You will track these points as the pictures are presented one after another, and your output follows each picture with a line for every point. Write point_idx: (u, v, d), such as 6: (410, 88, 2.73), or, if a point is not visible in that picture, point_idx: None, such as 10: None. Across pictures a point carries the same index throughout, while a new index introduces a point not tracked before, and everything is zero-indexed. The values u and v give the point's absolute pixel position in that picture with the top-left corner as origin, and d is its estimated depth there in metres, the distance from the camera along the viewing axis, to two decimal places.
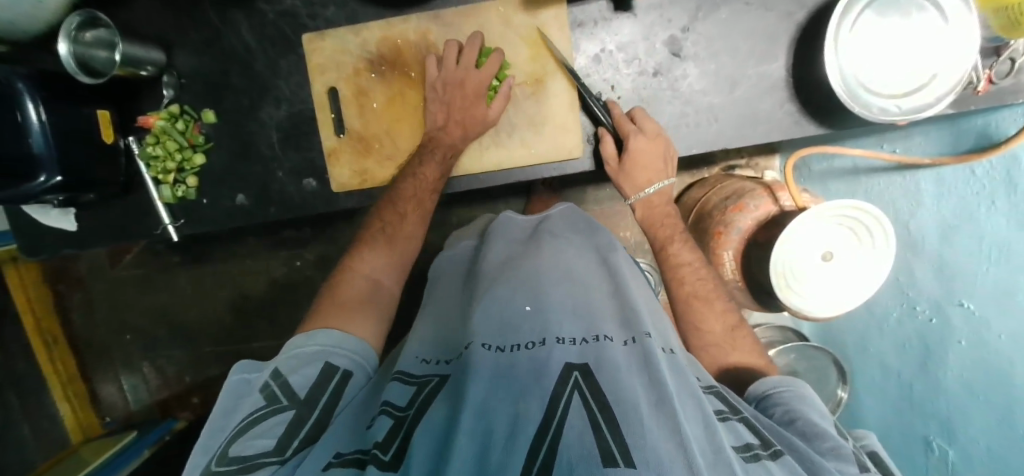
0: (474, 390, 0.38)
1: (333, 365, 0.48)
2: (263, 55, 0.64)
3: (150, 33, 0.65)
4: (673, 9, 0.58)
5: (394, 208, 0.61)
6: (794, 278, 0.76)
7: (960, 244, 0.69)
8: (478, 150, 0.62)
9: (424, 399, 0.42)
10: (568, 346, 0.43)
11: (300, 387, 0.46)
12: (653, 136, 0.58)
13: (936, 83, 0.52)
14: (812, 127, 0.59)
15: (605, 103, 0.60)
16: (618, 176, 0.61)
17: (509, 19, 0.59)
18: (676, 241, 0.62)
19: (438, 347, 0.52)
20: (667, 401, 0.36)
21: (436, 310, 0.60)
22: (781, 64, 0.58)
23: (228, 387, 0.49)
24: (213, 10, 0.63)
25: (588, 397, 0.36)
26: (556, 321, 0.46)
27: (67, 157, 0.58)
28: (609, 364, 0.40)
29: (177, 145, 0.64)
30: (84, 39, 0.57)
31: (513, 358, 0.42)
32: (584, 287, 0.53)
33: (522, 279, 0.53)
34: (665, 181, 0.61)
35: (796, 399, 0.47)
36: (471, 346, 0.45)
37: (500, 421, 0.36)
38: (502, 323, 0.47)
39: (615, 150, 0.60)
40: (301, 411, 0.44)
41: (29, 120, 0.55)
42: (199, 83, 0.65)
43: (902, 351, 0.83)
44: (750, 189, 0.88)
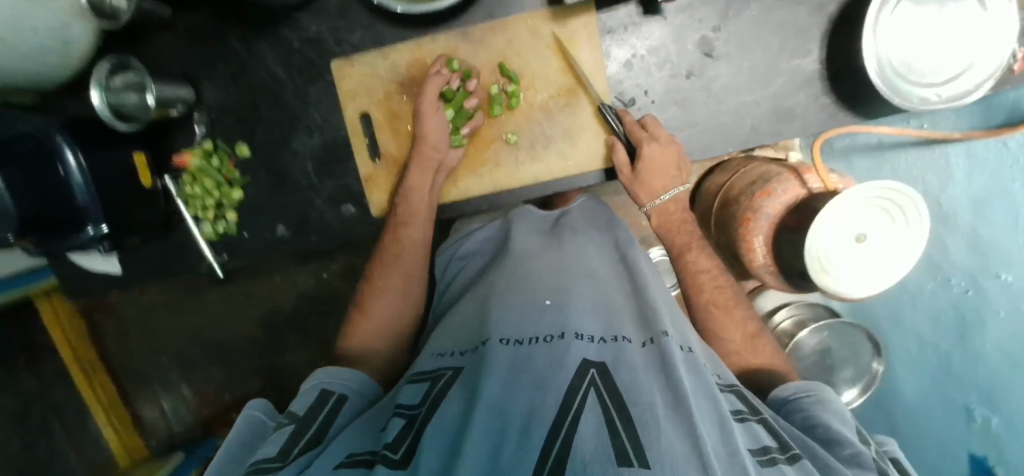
0: (489, 385, 0.37)
1: (329, 389, 0.48)
2: (292, 84, 0.63)
3: (176, 69, 0.65)
4: (703, 10, 0.58)
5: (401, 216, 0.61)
6: (828, 263, 0.76)
7: (997, 220, 0.74)
8: (512, 166, 0.62)
9: (436, 394, 0.42)
10: (586, 343, 0.41)
11: (300, 407, 0.46)
12: (666, 142, 0.57)
13: (973, 71, 0.52)
14: (847, 118, 0.59)
15: (615, 110, 0.59)
16: (631, 183, 0.59)
17: (537, 30, 0.59)
18: (693, 248, 0.60)
19: (462, 336, 0.50)
20: (684, 402, 0.34)
21: (456, 308, 0.58)
22: (814, 57, 0.58)
23: (245, 419, 0.49)
24: (237, 41, 0.63)
25: (603, 393, 0.34)
26: (576, 317, 0.44)
27: (109, 204, 0.59)
28: (625, 364, 0.38)
29: (215, 182, 0.65)
30: (115, 85, 0.56)
31: (530, 353, 0.41)
32: (603, 286, 0.52)
33: (542, 276, 0.52)
34: (682, 186, 0.59)
35: (817, 404, 0.46)
36: (488, 343, 0.44)
37: (515, 416, 0.34)
38: (521, 318, 0.46)
39: (626, 159, 0.59)
40: (301, 424, 0.44)
41: (70, 172, 0.55)
42: (230, 116, 0.65)
43: (938, 325, 0.84)
44: (777, 172, 0.87)
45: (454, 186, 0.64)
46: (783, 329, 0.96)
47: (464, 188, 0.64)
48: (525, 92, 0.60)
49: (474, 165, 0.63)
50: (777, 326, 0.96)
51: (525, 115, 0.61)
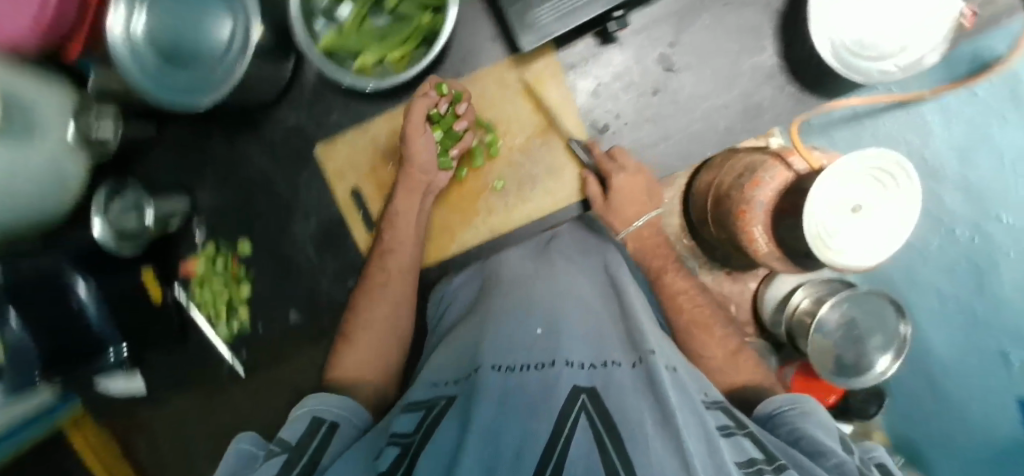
0: (481, 413, 0.35)
1: (319, 417, 0.44)
2: (281, 175, 0.66)
3: (171, 181, 0.68)
4: (656, 30, 0.60)
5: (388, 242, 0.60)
6: (829, 236, 0.77)
7: (983, 163, 0.77)
8: (504, 211, 0.64)
9: (431, 423, 0.40)
10: (576, 369, 0.39)
11: (291, 436, 0.41)
12: (635, 171, 0.59)
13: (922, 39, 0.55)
14: (815, 102, 0.61)
15: (586, 144, 0.61)
16: (605, 213, 0.61)
17: (504, 79, 0.62)
18: (669, 269, 0.62)
19: (453, 368, 0.48)
20: (672, 418, 0.33)
21: (442, 344, 0.56)
22: (770, 52, 0.60)
23: (228, 460, 0.42)
24: (224, 145, 0.66)
25: (595, 419, 0.33)
26: (567, 345, 0.43)
27: (124, 323, 0.63)
28: (616, 387, 0.37)
29: (225, 282, 0.67)
30: (112, 207, 0.59)
31: (522, 378, 0.39)
32: (594, 310, 0.50)
33: (528, 301, 0.51)
34: (651, 213, 0.61)
35: (799, 414, 0.44)
36: (479, 370, 0.42)
37: (508, 443, 0.33)
38: (512, 345, 0.45)
39: (598, 189, 0.61)
40: (293, 455, 0.39)
41: (82, 304, 0.59)
42: (227, 216, 0.68)
43: (955, 279, 0.83)
44: (761, 161, 0.90)
45: (452, 240, 0.65)
46: (803, 309, 0.97)
47: (462, 239, 0.65)
48: (501, 139, 0.62)
49: (468, 216, 0.65)
50: (795, 307, 0.98)
51: (507, 160, 0.63)
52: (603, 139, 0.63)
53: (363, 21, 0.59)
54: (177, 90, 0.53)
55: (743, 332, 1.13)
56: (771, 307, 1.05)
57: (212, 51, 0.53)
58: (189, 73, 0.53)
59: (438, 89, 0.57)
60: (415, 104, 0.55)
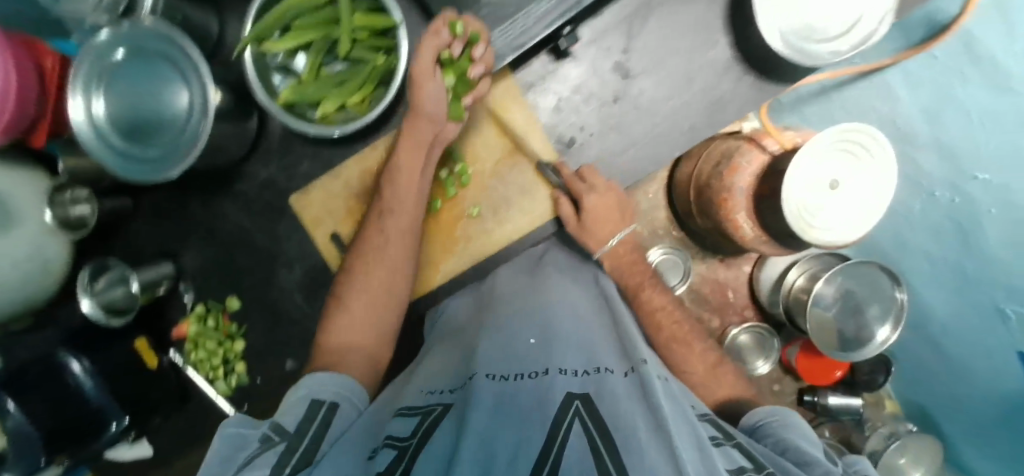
0: (475, 420, 0.37)
1: (318, 401, 0.45)
2: (261, 228, 0.66)
3: (154, 248, 0.69)
4: (608, 38, 0.61)
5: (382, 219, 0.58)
6: (810, 213, 0.78)
7: (949, 125, 0.76)
8: (484, 236, 0.64)
9: (428, 427, 0.41)
10: (570, 376, 0.42)
11: (290, 424, 0.42)
12: (605, 190, 0.60)
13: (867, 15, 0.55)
14: (774, 88, 0.62)
15: (553, 165, 0.62)
16: (580, 233, 0.62)
17: (468, 108, 0.62)
18: (647, 285, 0.62)
19: (447, 377, 0.50)
20: (663, 424, 0.35)
21: (432, 354, 0.58)
22: (723, 45, 0.61)
23: (222, 438, 0.42)
24: (202, 207, 0.67)
25: (589, 424, 0.35)
26: (560, 354, 0.46)
27: (123, 395, 0.63)
28: (608, 393, 0.39)
29: (216, 342, 0.67)
30: (99, 285, 0.61)
31: (516, 387, 0.42)
32: (586, 322, 0.53)
33: (522, 316, 0.54)
34: (624, 230, 0.62)
35: (784, 429, 0.46)
36: (475, 378, 0.45)
37: (504, 449, 0.35)
38: (507, 355, 0.48)
39: (571, 210, 0.61)
40: (292, 443, 0.39)
41: (80, 380, 0.59)
42: (212, 275, 0.68)
43: (939, 238, 0.88)
44: (736, 147, 0.91)
45: (437, 270, 0.66)
46: (798, 287, 0.98)
47: (446, 269, 0.65)
48: (472, 167, 0.63)
49: (449, 246, 0.65)
50: (791, 286, 0.98)
51: (480, 186, 0.63)
52: (570, 156, 0.63)
53: (320, 70, 0.60)
54: (148, 165, 0.54)
55: (743, 315, 1.13)
56: (767, 287, 1.05)
57: (177, 119, 0.54)
58: (157, 146, 0.54)
59: (450, 28, 0.50)
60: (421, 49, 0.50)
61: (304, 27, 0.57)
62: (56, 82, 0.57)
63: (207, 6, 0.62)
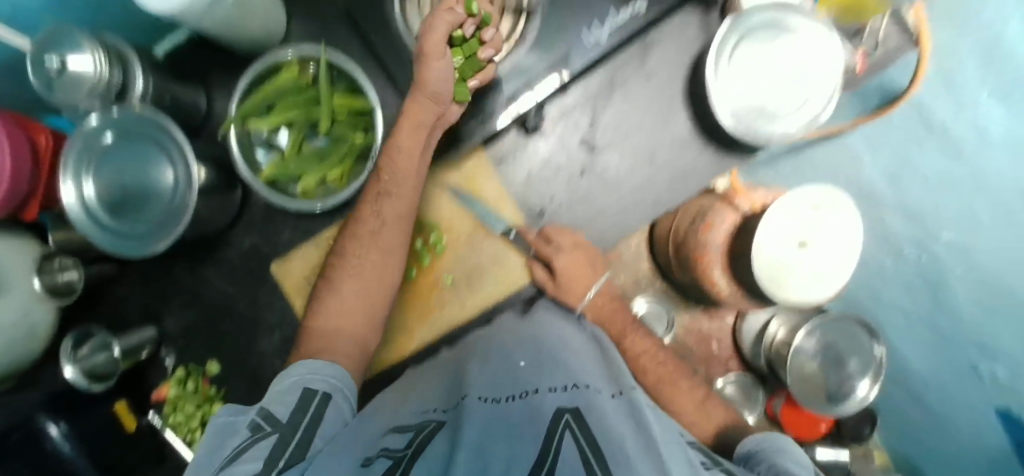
0: (469, 435, 0.40)
1: (311, 390, 0.51)
2: (243, 295, 0.69)
3: (139, 312, 0.72)
4: (575, 115, 0.64)
5: (365, 236, 0.59)
6: (784, 269, 0.81)
7: (912, 187, 0.80)
8: (458, 303, 0.67)
9: (421, 440, 0.44)
10: (558, 393, 0.46)
11: (281, 415, 0.47)
12: (573, 248, 0.62)
13: (815, 93, 0.58)
14: (734, 160, 0.65)
15: (519, 231, 0.65)
16: (557, 291, 0.65)
17: (441, 181, 0.65)
18: (628, 332, 0.65)
19: (439, 398, 0.54)
20: (652, 445, 0.38)
21: (428, 374, 0.61)
22: (683, 121, 0.64)
23: (213, 429, 0.48)
24: (187, 274, 0.70)
25: (579, 434, 0.38)
26: (547, 375, 0.50)
27: (101, 458, 0.63)
28: (597, 409, 0.42)
29: (194, 404, 0.69)
30: (82, 351, 0.63)
31: (507, 407, 0.46)
32: (575, 351, 0.55)
33: (514, 343, 0.58)
34: (597, 282, 0.65)
35: (778, 453, 0.47)
36: (467, 399, 0.48)
37: (494, 459, 0.37)
38: (500, 380, 0.51)
39: (546, 273, 0.65)
40: (285, 434, 0.45)
41: (57, 444, 0.59)
42: (196, 338, 0.71)
43: (910, 291, 0.90)
44: (709, 206, 0.94)
45: (414, 337, 0.68)
46: (780, 340, 0.99)
47: (422, 335, 0.68)
48: (445, 237, 0.66)
49: (426, 313, 0.67)
50: (772, 339, 1.01)
51: (454, 256, 0.66)
52: (541, 223, 0.66)
53: (302, 144, 0.63)
54: (134, 241, 0.57)
55: (727, 367, 1.14)
56: (750, 337, 1.07)
57: (162, 194, 0.57)
58: (145, 221, 0.57)
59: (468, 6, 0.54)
60: (439, 18, 0.50)
61: (286, 107, 0.60)
62: (48, 160, 0.60)
63: (194, 82, 0.65)
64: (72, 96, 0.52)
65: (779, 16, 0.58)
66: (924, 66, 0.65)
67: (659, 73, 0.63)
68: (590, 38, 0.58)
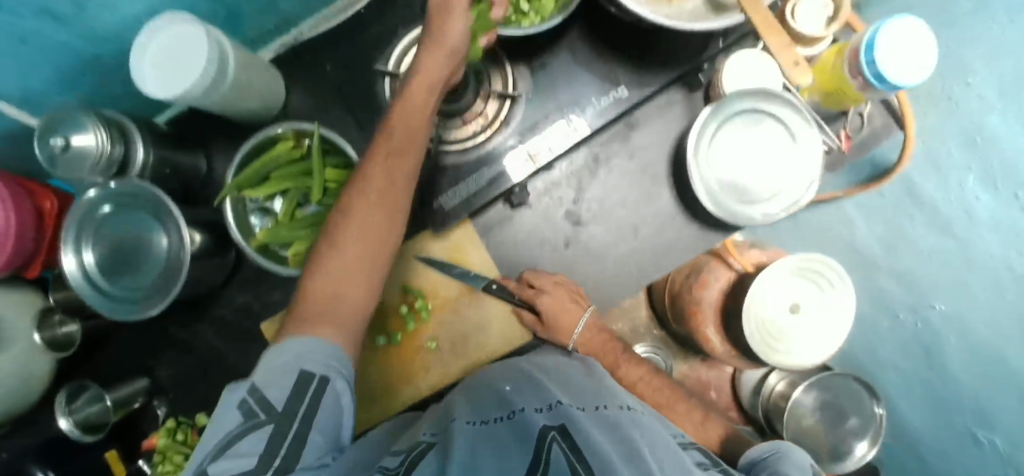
0: (458, 450, 0.41)
1: (306, 376, 0.41)
2: (234, 351, 0.72)
3: (132, 363, 0.74)
4: (560, 189, 0.66)
5: (367, 195, 0.50)
6: (777, 339, 0.81)
7: (905, 256, 0.80)
8: (441, 367, 0.67)
9: (414, 459, 0.42)
10: (541, 411, 0.47)
11: (278, 400, 0.40)
12: (553, 287, 0.62)
13: (802, 158, 0.59)
14: (718, 237, 0.65)
15: (499, 283, 0.65)
16: (548, 330, 0.64)
17: (426, 249, 0.67)
18: (620, 362, 0.70)
19: (435, 422, 0.52)
20: (637, 456, 0.39)
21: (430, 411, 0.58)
22: (667, 198, 0.66)
23: (223, 404, 0.42)
24: (181, 329, 0.72)
25: (566, 447, 0.39)
26: (532, 397, 0.50)
27: None
28: (580, 424, 0.43)
29: (182, 454, 0.68)
30: (77, 404, 0.65)
31: (492, 428, 0.46)
32: (564, 377, 0.56)
33: (500, 375, 0.59)
34: (585, 315, 0.63)
35: (779, 463, 0.48)
36: (455, 424, 0.48)
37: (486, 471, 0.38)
38: (486, 406, 0.52)
39: (534, 316, 0.64)
40: (282, 424, 0.39)
41: None
42: (186, 391, 0.73)
43: (906, 355, 0.86)
44: (704, 261, 0.94)
45: (398, 399, 0.68)
46: (779, 392, 0.97)
47: (405, 396, 0.68)
48: (430, 302, 0.67)
49: (410, 376, 0.68)
50: (771, 390, 0.98)
51: (439, 321, 0.67)
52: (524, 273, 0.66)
53: (294, 212, 0.66)
54: (126, 304, 0.58)
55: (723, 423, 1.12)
56: (750, 387, 1.04)
57: (158, 261, 0.59)
58: (138, 287, 0.59)
59: None
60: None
61: (280, 177, 0.64)
62: (53, 221, 0.64)
63: (195, 149, 0.68)
64: (75, 171, 0.55)
65: (762, 102, 0.59)
66: (908, 152, 0.67)
67: (645, 150, 0.66)
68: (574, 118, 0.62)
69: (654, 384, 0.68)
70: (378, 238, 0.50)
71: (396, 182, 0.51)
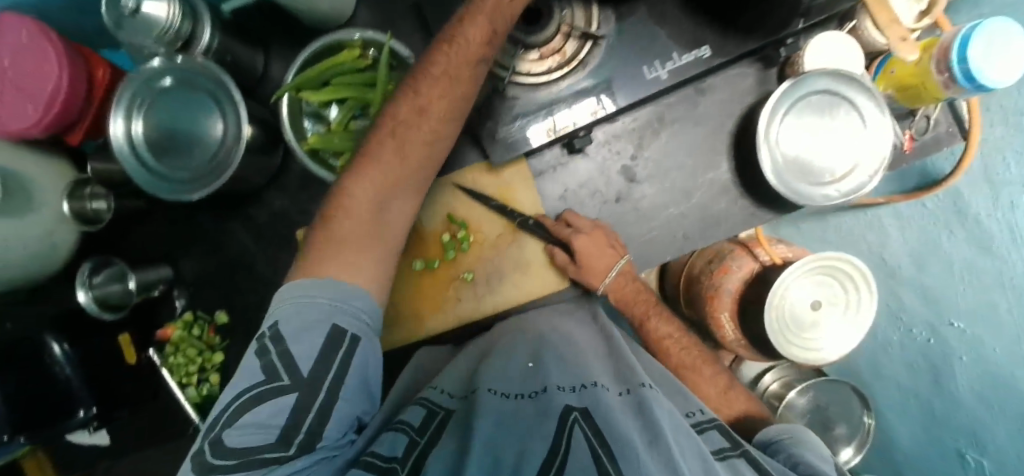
0: (483, 427, 0.41)
1: (340, 328, 0.46)
2: (263, 254, 0.72)
3: (159, 251, 0.74)
4: (619, 143, 0.66)
5: (416, 125, 0.54)
6: (794, 333, 0.83)
7: (931, 271, 0.81)
8: (473, 302, 0.67)
9: (435, 427, 0.45)
10: (568, 392, 0.45)
11: (302, 365, 0.43)
12: (591, 229, 0.63)
13: (868, 134, 0.59)
14: (767, 216, 0.65)
15: (536, 219, 0.66)
16: (579, 273, 0.64)
17: (479, 181, 0.67)
18: (651, 314, 0.70)
19: (463, 383, 0.54)
20: (661, 440, 0.37)
21: (460, 358, 0.60)
22: (724, 169, 0.65)
23: (254, 353, 0.46)
24: (214, 225, 0.72)
25: (588, 430, 0.38)
26: (553, 373, 0.49)
27: (94, 381, 0.66)
28: (604, 406, 0.41)
29: (197, 350, 0.70)
30: (97, 280, 0.64)
31: (514, 404, 0.46)
32: (577, 349, 0.54)
33: (523, 340, 0.57)
34: (621, 261, 0.62)
35: (799, 447, 0.53)
36: (477, 392, 0.48)
37: (509, 455, 0.38)
38: (508, 374, 0.51)
39: (567, 256, 0.65)
40: (305, 395, 0.43)
41: (58, 360, 0.63)
42: (207, 287, 0.73)
43: (913, 373, 0.87)
44: (729, 249, 0.93)
45: (422, 325, 0.68)
46: (772, 391, 0.99)
47: (430, 327, 0.68)
48: (472, 233, 0.67)
49: (438, 304, 0.68)
50: (766, 388, 1.00)
51: (477, 255, 0.67)
52: (562, 211, 0.66)
53: (348, 123, 0.65)
54: (165, 183, 0.57)
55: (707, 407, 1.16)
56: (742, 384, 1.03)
57: (211, 146, 0.58)
58: (189, 169, 0.58)
59: None
60: None
61: (342, 85, 0.63)
62: (103, 90, 0.62)
63: (256, 44, 0.66)
64: (137, 37, 0.54)
65: (842, 86, 0.58)
66: (965, 162, 0.68)
67: (710, 117, 0.66)
68: (651, 73, 0.60)
69: (682, 342, 0.69)
70: (420, 171, 0.55)
71: (446, 116, 0.55)
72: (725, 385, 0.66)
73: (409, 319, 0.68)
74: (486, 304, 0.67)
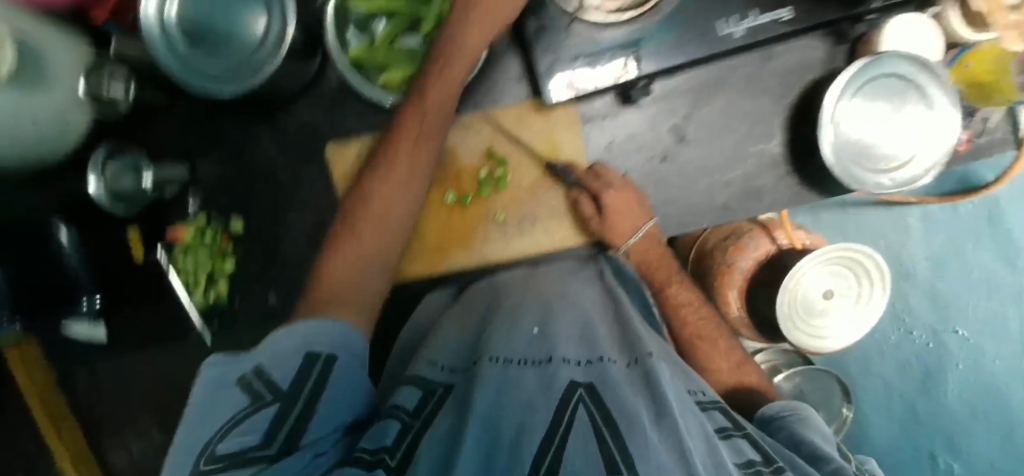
0: (479, 402, 0.37)
1: (314, 354, 0.41)
2: (287, 166, 0.69)
3: (174, 149, 0.70)
4: (674, 100, 0.63)
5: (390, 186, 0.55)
6: (807, 315, 0.84)
7: (953, 277, 0.86)
8: (501, 242, 0.66)
9: (431, 410, 0.42)
10: (574, 365, 0.40)
11: (283, 378, 0.39)
12: (622, 187, 0.61)
13: (936, 128, 0.58)
14: (811, 196, 0.64)
15: (569, 163, 0.64)
16: (601, 229, 0.62)
17: (523, 118, 0.64)
18: (673, 281, 0.67)
19: (461, 355, 0.51)
20: (667, 415, 0.34)
21: (455, 312, 0.58)
22: (776, 141, 0.63)
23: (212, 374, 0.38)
24: (238, 130, 0.69)
25: (593, 410, 0.34)
26: (562, 343, 0.44)
27: None
28: (612, 384, 0.37)
29: (209, 255, 0.69)
30: (110, 170, 0.61)
31: (518, 372, 0.41)
32: (583, 313, 0.50)
33: (529, 306, 0.52)
34: (649, 224, 0.62)
35: (804, 427, 0.52)
36: (480, 362, 0.44)
37: (506, 431, 0.34)
38: (512, 338, 0.46)
39: (591, 211, 0.63)
40: (286, 405, 0.38)
41: None
42: (223, 193, 0.70)
43: (905, 374, 0.89)
44: (747, 228, 0.88)
45: (444, 261, 0.66)
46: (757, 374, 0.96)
47: (454, 262, 0.67)
48: (507, 172, 0.65)
49: (464, 240, 0.66)
50: None
51: (510, 195, 0.65)
52: (596, 162, 0.64)
53: (393, 39, 0.60)
54: (199, 71, 0.53)
55: None
56: None
57: (250, 39, 0.54)
58: (222, 58, 0.54)
59: None
60: None
61: None
62: None
63: None
64: None
65: (917, 73, 0.56)
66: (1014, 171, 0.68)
67: (772, 86, 0.63)
68: (725, 29, 0.56)
69: (701, 314, 0.66)
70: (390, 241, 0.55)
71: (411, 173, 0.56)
72: (739, 361, 0.64)
73: (433, 253, 0.66)
74: (512, 247, 0.66)
